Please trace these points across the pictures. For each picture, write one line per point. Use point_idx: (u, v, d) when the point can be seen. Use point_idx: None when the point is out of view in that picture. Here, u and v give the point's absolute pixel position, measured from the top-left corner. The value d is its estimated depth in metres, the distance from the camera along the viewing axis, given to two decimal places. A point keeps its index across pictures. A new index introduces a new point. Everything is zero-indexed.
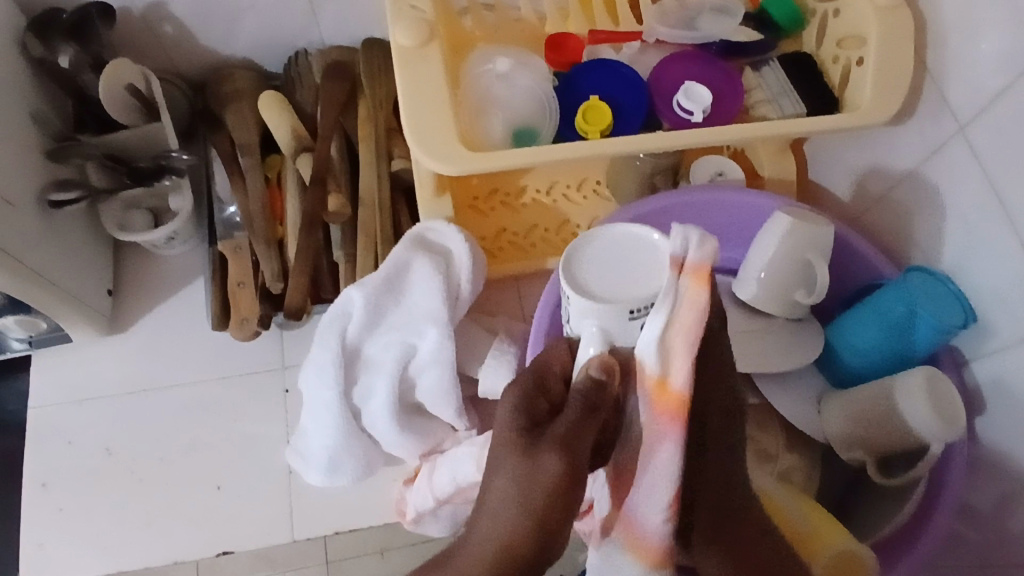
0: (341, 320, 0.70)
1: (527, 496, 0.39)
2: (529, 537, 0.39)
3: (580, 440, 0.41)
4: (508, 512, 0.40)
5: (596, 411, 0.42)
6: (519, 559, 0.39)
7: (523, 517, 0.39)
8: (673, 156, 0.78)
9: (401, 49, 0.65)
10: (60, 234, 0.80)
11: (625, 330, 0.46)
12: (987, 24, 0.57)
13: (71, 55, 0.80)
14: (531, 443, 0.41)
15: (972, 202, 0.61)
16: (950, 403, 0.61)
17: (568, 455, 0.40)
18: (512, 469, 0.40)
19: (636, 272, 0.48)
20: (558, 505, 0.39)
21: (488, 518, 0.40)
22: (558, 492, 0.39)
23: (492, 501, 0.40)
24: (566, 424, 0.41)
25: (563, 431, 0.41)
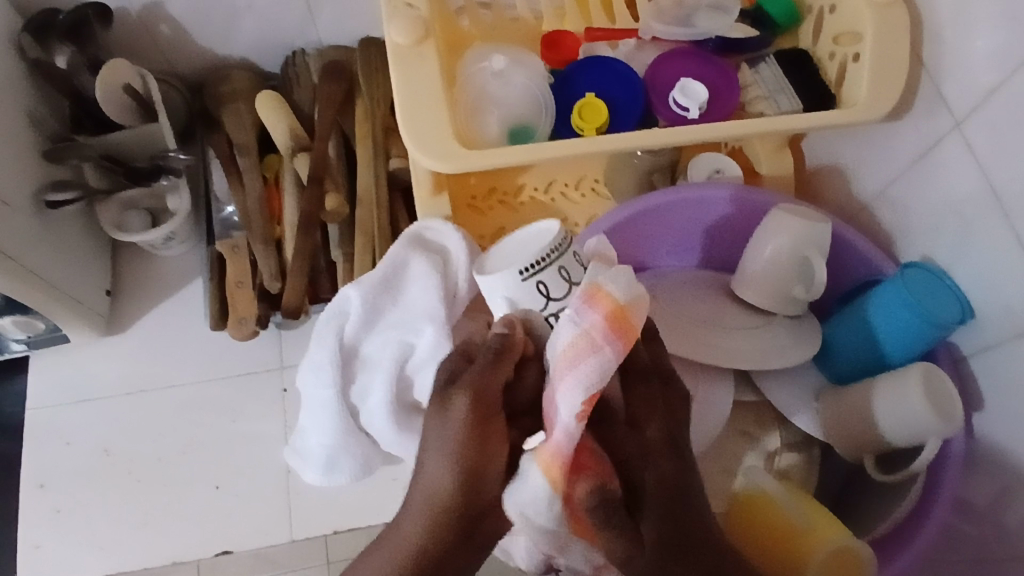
0: (338, 319, 0.70)
1: (451, 463, 0.44)
2: (465, 485, 0.44)
3: (489, 390, 0.45)
4: (441, 468, 0.45)
5: (509, 352, 0.46)
6: (454, 508, 0.45)
7: (452, 467, 0.44)
8: (667, 154, 0.82)
9: (396, 48, 0.65)
10: (57, 234, 0.80)
11: (526, 293, 0.54)
12: (983, 19, 0.57)
13: (68, 56, 0.81)
14: (445, 398, 0.45)
15: (969, 198, 0.61)
16: (945, 398, 0.61)
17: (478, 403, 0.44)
18: (440, 429, 0.45)
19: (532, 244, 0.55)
20: (490, 454, 0.45)
21: (421, 482, 0.46)
22: (481, 446, 0.44)
23: (421, 463, 0.46)
24: (479, 373, 0.45)
25: (474, 385, 0.45)
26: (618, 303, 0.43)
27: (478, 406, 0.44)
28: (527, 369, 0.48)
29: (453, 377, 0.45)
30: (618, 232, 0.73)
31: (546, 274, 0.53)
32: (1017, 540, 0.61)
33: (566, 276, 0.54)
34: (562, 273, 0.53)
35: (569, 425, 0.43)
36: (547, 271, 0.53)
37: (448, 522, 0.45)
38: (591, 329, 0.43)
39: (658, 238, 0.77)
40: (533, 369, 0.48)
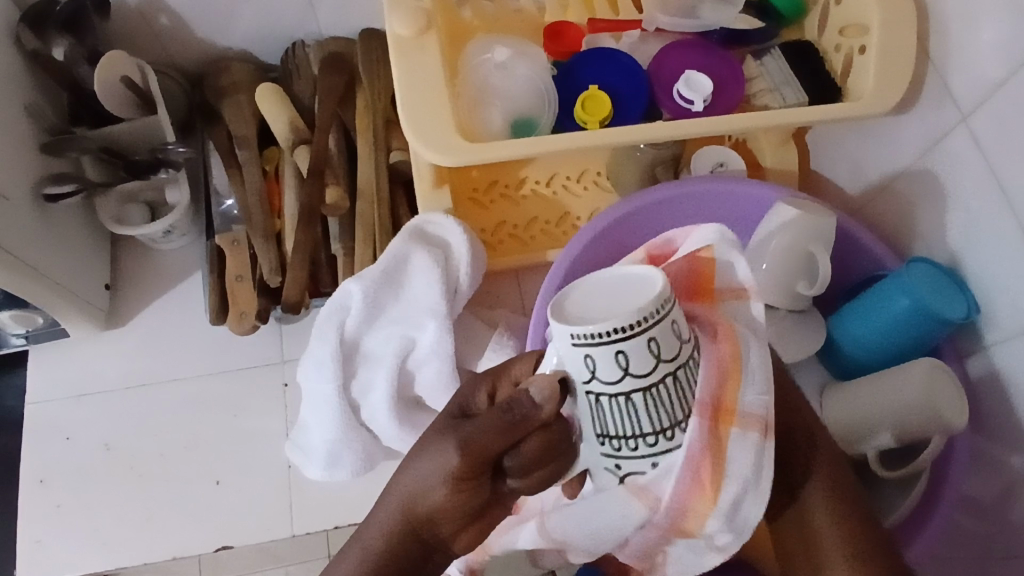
0: (339, 314, 0.70)
1: (427, 492, 0.44)
2: (435, 512, 0.44)
3: (484, 454, 0.42)
4: (419, 487, 0.44)
5: (512, 424, 0.42)
6: (420, 527, 0.45)
7: (429, 495, 0.44)
8: (673, 147, 0.78)
9: (397, 39, 0.64)
10: (56, 228, 0.79)
11: (569, 358, 0.40)
12: (990, 11, 0.56)
13: (66, 48, 0.79)
14: (447, 438, 0.43)
15: (975, 191, 0.61)
16: (954, 394, 0.60)
17: (471, 459, 0.42)
18: (430, 454, 0.44)
19: (620, 299, 0.40)
20: (467, 500, 0.44)
21: (398, 491, 0.46)
22: (460, 491, 0.43)
23: (404, 470, 0.45)
24: (484, 431, 0.42)
25: (472, 435, 0.42)
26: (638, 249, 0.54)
27: (471, 461, 0.42)
28: (530, 439, 0.43)
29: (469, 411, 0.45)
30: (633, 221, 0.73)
31: (600, 350, 0.39)
32: (1021, 535, 0.60)
33: (622, 362, 0.39)
34: (651, 346, 0.39)
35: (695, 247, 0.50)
36: (607, 348, 0.39)
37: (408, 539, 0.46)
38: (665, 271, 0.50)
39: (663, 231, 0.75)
40: (536, 443, 0.42)
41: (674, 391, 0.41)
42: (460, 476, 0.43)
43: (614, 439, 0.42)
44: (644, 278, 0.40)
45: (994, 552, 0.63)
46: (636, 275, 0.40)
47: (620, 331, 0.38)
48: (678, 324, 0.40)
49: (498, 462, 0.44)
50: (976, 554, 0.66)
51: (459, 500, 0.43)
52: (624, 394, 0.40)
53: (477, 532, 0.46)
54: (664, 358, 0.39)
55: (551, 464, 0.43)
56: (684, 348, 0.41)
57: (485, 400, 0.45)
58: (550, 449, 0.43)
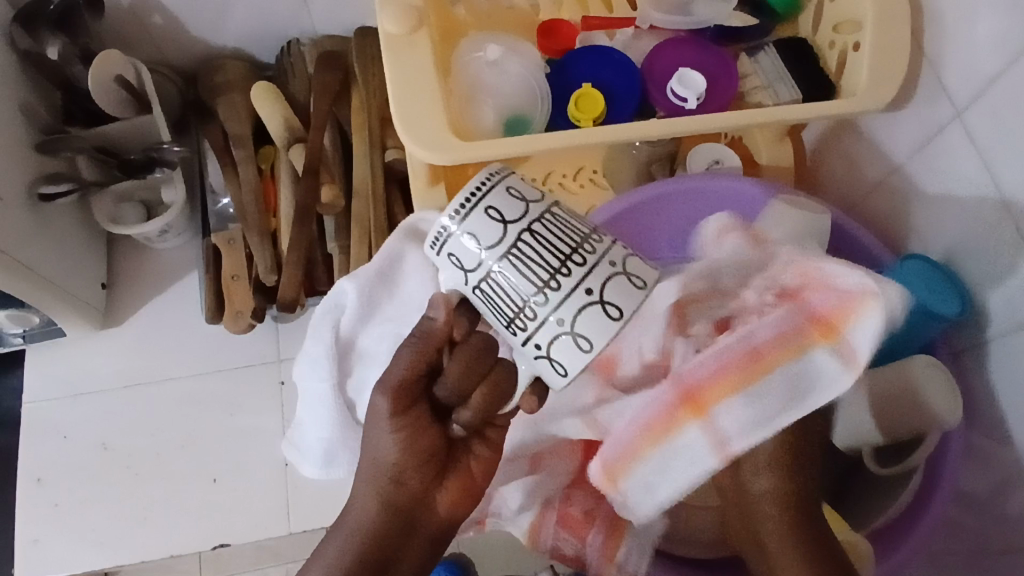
0: (333, 313, 0.70)
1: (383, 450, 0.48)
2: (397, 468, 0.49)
3: (411, 385, 0.47)
4: (379, 449, 0.49)
5: (420, 345, 0.47)
6: (391, 494, 0.49)
7: (388, 450, 0.48)
8: (667, 144, 0.80)
9: (389, 38, 0.64)
10: (51, 228, 0.79)
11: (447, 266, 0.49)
12: (984, 7, 0.56)
13: (60, 47, 0.79)
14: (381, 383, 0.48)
15: (969, 187, 0.61)
16: (946, 389, 0.60)
17: (402, 392, 0.47)
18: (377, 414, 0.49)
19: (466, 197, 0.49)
20: (417, 446, 0.48)
21: (366, 460, 0.50)
22: (411, 437, 0.48)
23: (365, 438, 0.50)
24: (402, 364, 0.47)
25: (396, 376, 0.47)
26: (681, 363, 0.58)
27: (399, 395, 0.47)
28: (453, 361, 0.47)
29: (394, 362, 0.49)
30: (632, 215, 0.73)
31: (453, 237, 0.48)
32: (1017, 531, 0.60)
33: (473, 241, 0.48)
34: (488, 214, 0.48)
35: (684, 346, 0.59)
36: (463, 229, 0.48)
37: (388, 510, 0.49)
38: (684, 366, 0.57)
39: (659, 228, 0.75)
40: (457, 360, 0.46)
41: (533, 242, 0.47)
42: (396, 411, 0.47)
43: (545, 287, 0.47)
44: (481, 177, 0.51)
45: (988, 548, 0.63)
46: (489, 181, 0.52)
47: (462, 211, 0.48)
48: (512, 188, 0.48)
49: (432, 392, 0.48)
50: (971, 550, 0.66)
51: (404, 436, 0.48)
52: (495, 258, 0.47)
53: (451, 487, 0.50)
54: (508, 219, 0.48)
55: (483, 374, 0.47)
56: (532, 206, 0.48)
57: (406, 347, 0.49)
58: (473, 365, 0.47)
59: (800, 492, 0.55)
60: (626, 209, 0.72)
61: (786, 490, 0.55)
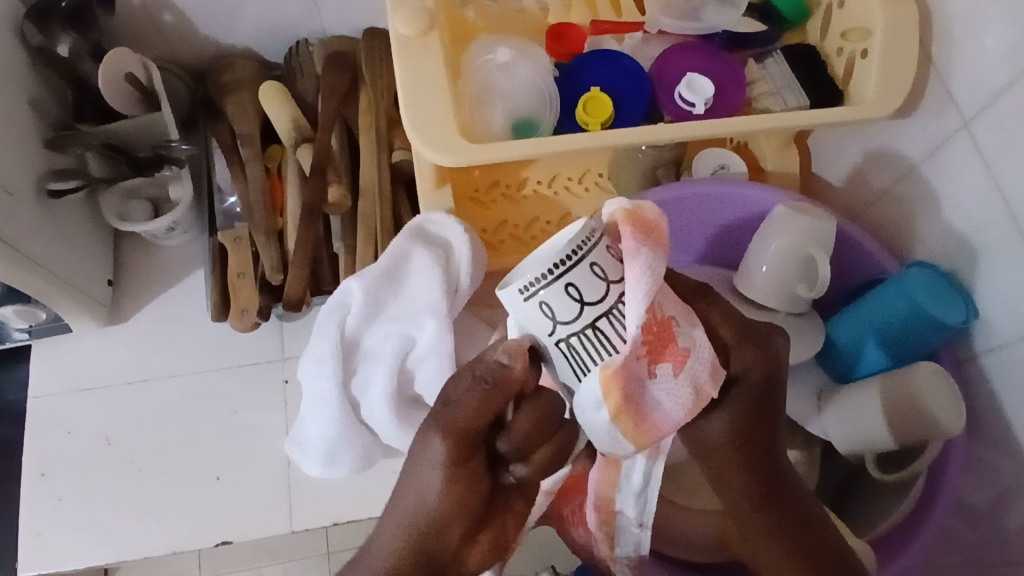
0: (339, 311, 0.70)
1: (424, 501, 0.44)
2: (441, 521, 0.44)
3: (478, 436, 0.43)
4: (426, 500, 0.44)
5: (491, 395, 0.43)
6: (424, 548, 0.45)
7: (435, 503, 0.44)
8: (673, 150, 0.80)
9: (401, 39, 0.65)
10: (58, 224, 0.79)
11: (535, 314, 0.42)
12: (994, 18, 0.56)
13: (70, 44, 0.80)
14: (436, 420, 0.44)
15: (975, 196, 0.61)
16: (948, 399, 0.60)
17: (468, 442, 0.43)
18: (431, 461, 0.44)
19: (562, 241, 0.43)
20: (466, 506, 0.44)
21: (403, 503, 0.45)
22: (463, 495, 0.44)
23: (404, 480, 0.46)
24: (466, 407, 0.43)
25: (461, 425, 0.43)
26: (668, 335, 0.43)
27: (459, 445, 0.43)
28: (518, 417, 0.44)
29: (447, 398, 0.44)
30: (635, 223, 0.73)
31: None
32: (1017, 541, 0.61)
33: (575, 295, 0.42)
34: None
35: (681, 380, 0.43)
36: None
37: (418, 562, 0.45)
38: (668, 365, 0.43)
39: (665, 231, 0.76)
40: (527, 415, 0.44)
41: None
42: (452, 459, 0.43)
43: None
44: None
45: (990, 557, 0.63)
46: None
47: (559, 270, 0.41)
48: None
49: (491, 444, 0.45)
50: (971, 559, 0.66)
51: (458, 490, 0.44)
52: (588, 327, 0.42)
53: (484, 544, 0.47)
54: None
55: (549, 434, 0.45)
56: None
57: (464, 379, 0.44)
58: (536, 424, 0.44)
59: (738, 478, 0.51)
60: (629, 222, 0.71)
61: (735, 439, 0.50)
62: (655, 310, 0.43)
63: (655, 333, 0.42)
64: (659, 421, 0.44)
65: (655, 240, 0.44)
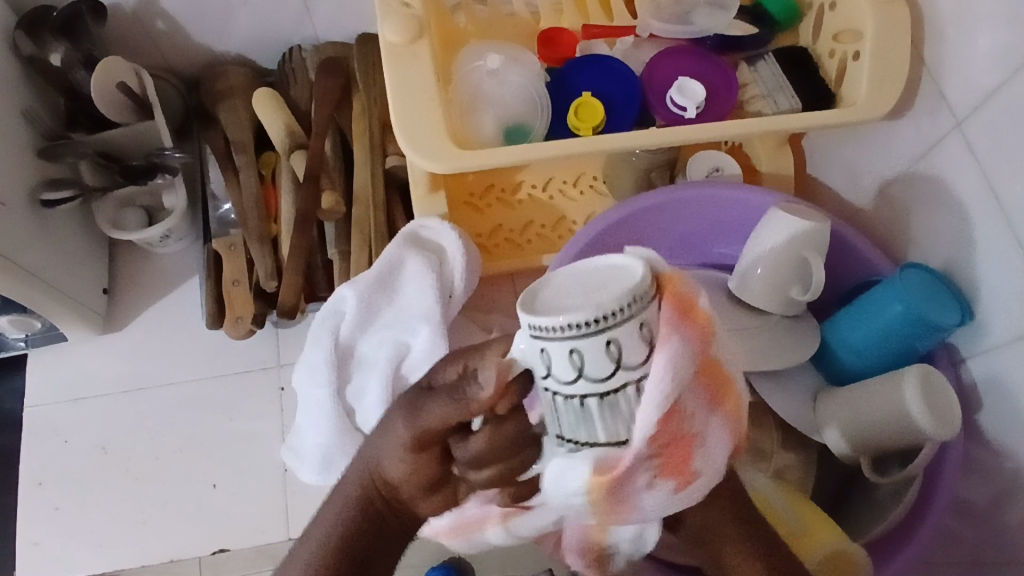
0: (333, 317, 0.71)
1: (373, 481, 0.42)
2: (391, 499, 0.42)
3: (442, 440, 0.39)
4: (377, 478, 0.42)
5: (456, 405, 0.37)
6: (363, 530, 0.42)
7: (389, 483, 0.41)
8: (667, 153, 0.80)
9: (390, 46, 0.64)
10: (53, 234, 0.79)
11: (541, 360, 0.33)
12: (985, 17, 0.56)
13: (62, 53, 0.79)
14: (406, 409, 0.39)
15: (969, 196, 0.61)
16: (943, 400, 0.61)
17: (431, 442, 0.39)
18: (388, 447, 0.40)
19: (604, 280, 0.33)
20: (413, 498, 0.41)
21: (351, 475, 0.43)
22: (416, 487, 0.41)
23: (360, 453, 0.43)
24: (433, 407, 0.38)
25: (423, 422, 0.39)
26: (685, 443, 0.35)
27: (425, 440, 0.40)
28: (482, 432, 0.39)
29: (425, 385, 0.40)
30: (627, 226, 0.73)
31: (555, 344, 0.33)
32: (1013, 542, 0.61)
33: (614, 353, 0.32)
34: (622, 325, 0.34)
35: (674, 495, 0.37)
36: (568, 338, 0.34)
37: (353, 539, 0.42)
38: (670, 477, 0.36)
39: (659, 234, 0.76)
40: (488, 434, 0.38)
41: None
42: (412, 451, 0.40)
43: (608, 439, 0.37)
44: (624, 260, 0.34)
45: (988, 558, 0.63)
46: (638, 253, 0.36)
47: (592, 325, 0.32)
48: None
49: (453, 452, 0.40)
50: (969, 561, 0.66)
51: (409, 479, 0.40)
52: (614, 390, 0.33)
53: (435, 523, 0.42)
54: None
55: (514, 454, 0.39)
56: None
57: (449, 375, 0.39)
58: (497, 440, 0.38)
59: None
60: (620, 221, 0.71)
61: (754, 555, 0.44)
62: (678, 420, 0.34)
63: (669, 444, 0.35)
64: (635, 516, 0.38)
65: (702, 337, 0.35)
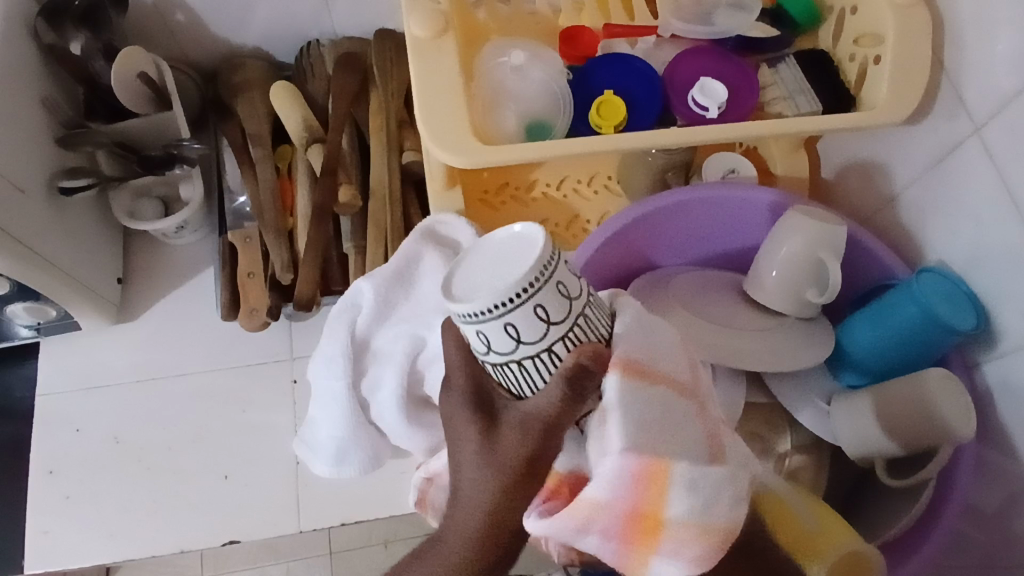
0: (350, 311, 0.70)
1: (481, 507, 0.44)
2: (506, 507, 0.44)
3: (498, 473, 0.44)
4: (481, 497, 0.44)
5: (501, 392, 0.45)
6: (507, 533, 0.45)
7: (493, 493, 0.44)
8: (684, 153, 0.79)
9: (415, 40, 0.65)
10: (69, 222, 0.79)
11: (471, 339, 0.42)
12: (1006, 22, 0.56)
13: (82, 42, 0.80)
14: (460, 426, 0.45)
15: (986, 201, 0.61)
16: (961, 403, 0.61)
17: (497, 473, 0.44)
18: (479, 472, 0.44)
19: (511, 264, 0.41)
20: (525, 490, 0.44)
21: (463, 501, 0.45)
22: (522, 476, 0.44)
23: (459, 485, 0.45)
24: (511, 421, 0.44)
25: (508, 425, 0.44)
26: (618, 511, 0.46)
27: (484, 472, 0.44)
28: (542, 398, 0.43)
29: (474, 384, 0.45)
30: (642, 222, 0.73)
31: (487, 327, 0.41)
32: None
33: (513, 335, 0.41)
34: (537, 314, 0.41)
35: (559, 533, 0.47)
36: (492, 326, 0.41)
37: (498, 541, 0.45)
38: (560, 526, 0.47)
39: (672, 233, 0.76)
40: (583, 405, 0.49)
41: (586, 324, 0.44)
42: (495, 495, 0.44)
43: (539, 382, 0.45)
44: (527, 236, 0.41)
45: (1000, 563, 0.63)
46: (529, 237, 0.41)
47: (495, 314, 0.40)
48: (565, 283, 0.41)
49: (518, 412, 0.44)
50: (981, 565, 0.66)
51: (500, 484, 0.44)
52: (519, 361, 0.42)
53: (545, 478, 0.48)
54: (556, 319, 0.41)
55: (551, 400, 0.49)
56: (577, 303, 0.43)
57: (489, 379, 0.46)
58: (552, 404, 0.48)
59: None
60: (636, 218, 0.72)
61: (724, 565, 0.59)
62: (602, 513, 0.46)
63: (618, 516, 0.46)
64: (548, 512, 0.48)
65: (642, 488, 0.45)
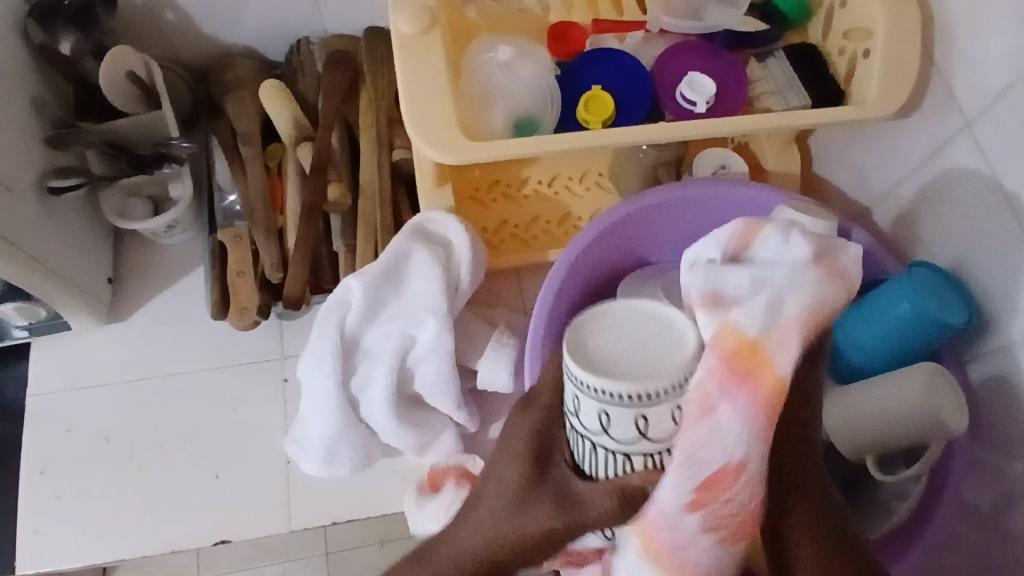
0: (339, 309, 0.69)
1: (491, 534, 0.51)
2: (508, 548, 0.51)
3: (523, 523, 0.51)
4: (494, 526, 0.51)
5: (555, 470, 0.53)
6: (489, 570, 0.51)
7: (510, 527, 0.51)
8: (674, 149, 0.79)
9: (403, 37, 0.65)
10: (60, 221, 0.79)
11: (588, 414, 0.49)
12: (997, 17, 0.56)
13: (72, 42, 0.81)
14: (507, 462, 0.53)
15: (977, 197, 0.61)
16: (953, 399, 0.60)
17: (523, 522, 0.50)
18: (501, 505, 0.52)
19: (658, 356, 0.49)
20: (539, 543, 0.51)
21: (468, 530, 0.52)
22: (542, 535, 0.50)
23: (472, 514, 0.53)
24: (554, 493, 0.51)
25: (553, 493, 0.51)
26: (744, 342, 0.49)
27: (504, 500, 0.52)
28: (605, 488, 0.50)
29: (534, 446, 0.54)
30: (631, 220, 0.73)
31: (613, 410, 0.48)
32: (1018, 543, 0.60)
33: (639, 424, 0.49)
34: (637, 420, 0.48)
35: (725, 428, 0.47)
36: (623, 414, 0.48)
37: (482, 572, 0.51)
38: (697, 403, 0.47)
39: (662, 229, 0.76)
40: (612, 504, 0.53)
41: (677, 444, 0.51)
42: (506, 532, 0.51)
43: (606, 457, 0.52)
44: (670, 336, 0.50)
45: (993, 559, 0.63)
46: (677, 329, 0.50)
47: (631, 403, 0.47)
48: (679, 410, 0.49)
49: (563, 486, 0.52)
50: (974, 562, 0.65)
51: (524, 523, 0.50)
52: (623, 451, 0.50)
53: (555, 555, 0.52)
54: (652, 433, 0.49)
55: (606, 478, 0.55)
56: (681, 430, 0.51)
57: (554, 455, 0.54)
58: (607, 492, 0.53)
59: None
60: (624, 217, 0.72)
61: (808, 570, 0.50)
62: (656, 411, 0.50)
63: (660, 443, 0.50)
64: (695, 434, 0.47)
65: (733, 357, 0.48)
